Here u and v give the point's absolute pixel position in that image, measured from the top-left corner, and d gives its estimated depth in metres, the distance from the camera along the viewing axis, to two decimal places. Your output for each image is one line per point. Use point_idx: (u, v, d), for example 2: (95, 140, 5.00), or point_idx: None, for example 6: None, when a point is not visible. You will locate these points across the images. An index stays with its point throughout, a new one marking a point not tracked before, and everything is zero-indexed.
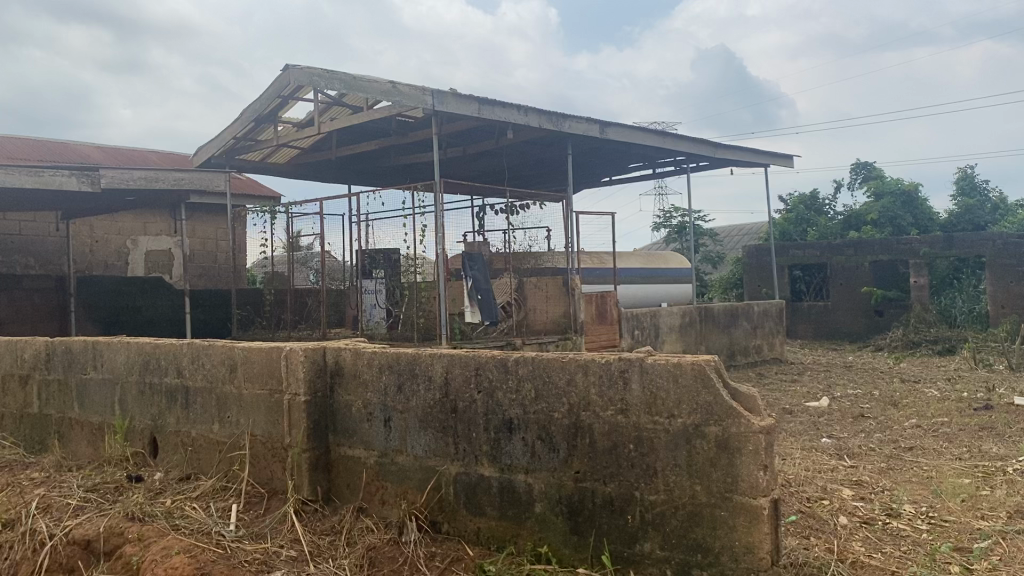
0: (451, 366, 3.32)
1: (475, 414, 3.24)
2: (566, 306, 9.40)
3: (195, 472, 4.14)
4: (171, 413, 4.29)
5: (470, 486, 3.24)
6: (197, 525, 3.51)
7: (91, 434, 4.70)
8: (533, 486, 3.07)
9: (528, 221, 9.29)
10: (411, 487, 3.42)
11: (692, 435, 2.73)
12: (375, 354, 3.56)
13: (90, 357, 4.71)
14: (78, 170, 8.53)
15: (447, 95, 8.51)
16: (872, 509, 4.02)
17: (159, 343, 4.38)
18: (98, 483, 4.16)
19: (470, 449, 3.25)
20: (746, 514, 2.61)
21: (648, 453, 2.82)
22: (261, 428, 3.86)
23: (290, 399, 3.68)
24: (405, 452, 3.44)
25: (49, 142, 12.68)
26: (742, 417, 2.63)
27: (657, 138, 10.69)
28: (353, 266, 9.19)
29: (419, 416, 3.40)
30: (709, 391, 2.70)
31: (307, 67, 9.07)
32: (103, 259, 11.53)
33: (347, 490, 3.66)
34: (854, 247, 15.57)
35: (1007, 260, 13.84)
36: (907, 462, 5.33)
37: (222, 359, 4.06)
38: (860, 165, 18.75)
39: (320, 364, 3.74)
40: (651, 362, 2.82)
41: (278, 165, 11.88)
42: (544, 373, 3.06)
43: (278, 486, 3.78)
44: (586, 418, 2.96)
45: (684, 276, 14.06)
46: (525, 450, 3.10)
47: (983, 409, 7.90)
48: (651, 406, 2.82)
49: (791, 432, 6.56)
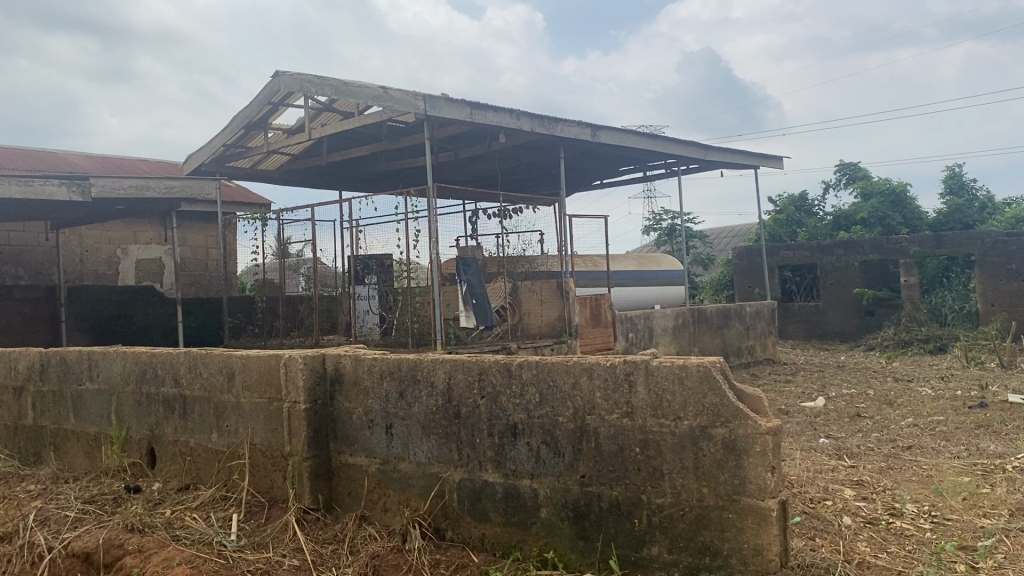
0: (453, 372, 3.29)
1: (478, 420, 3.21)
2: (560, 310, 9.49)
3: (194, 482, 4.09)
4: (169, 422, 4.25)
5: (474, 491, 3.22)
6: (197, 536, 3.48)
7: (88, 444, 4.65)
8: (539, 491, 3.05)
9: (521, 225, 9.22)
10: (414, 494, 3.39)
11: (699, 437, 2.72)
12: (376, 361, 3.53)
13: (86, 366, 4.65)
14: (68, 180, 8.50)
15: (439, 100, 8.52)
16: (875, 509, 4.02)
17: (155, 352, 4.34)
18: (96, 495, 4.10)
19: (474, 455, 3.23)
20: (754, 516, 2.60)
21: (654, 456, 2.81)
22: (260, 436, 3.83)
23: (290, 407, 3.65)
24: (407, 459, 3.41)
25: (37, 151, 12.60)
26: (749, 418, 2.61)
27: (648, 141, 10.72)
28: (343, 273, 9.11)
29: (421, 423, 3.38)
30: (715, 393, 2.69)
31: (298, 73, 9.02)
32: (93, 269, 11.45)
33: (348, 498, 3.61)
34: (844, 248, 15.63)
35: (996, 258, 13.94)
36: (907, 461, 5.33)
37: (220, 367, 4.02)
38: (847, 165, 18.87)
39: (320, 371, 3.70)
40: (657, 365, 2.80)
41: (269, 172, 11.84)
42: (548, 377, 3.04)
43: (278, 495, 3.74)
44: (591, 422, 2.94)
45: (675, 278, 14.09)
46: (529, 455, 3.08)
47: (978, 407, 7.94)
48: (656, 409, 2.81)
49: (789, 432, 6.58)
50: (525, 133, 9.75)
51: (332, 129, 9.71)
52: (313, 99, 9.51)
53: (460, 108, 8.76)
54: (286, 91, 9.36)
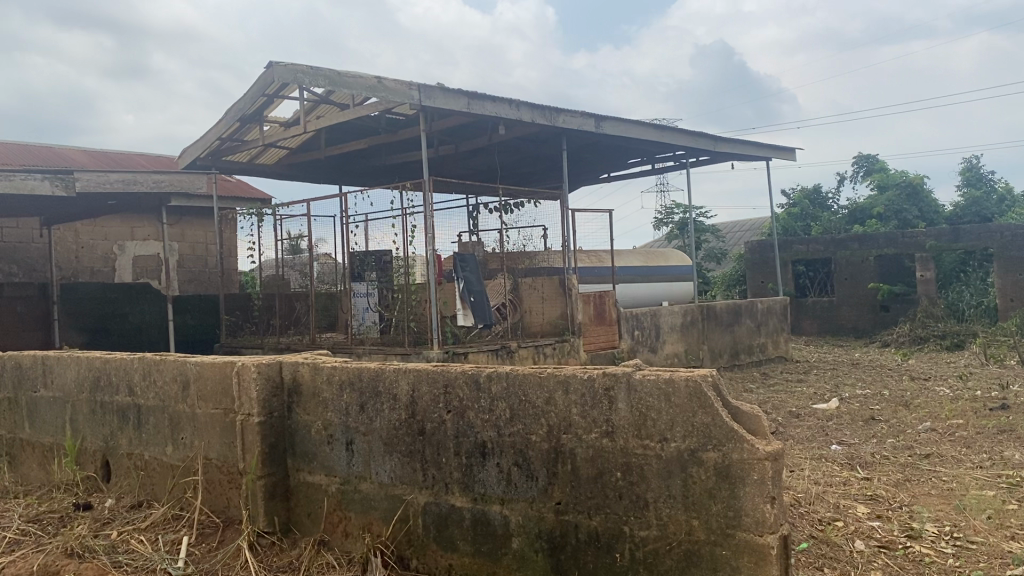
0: (417, 384, 2.95)
1: (444, 437, 2.88)
2: (563, 307, 9.10)
3: (148, 499, 3.80)
4: (123, 434, 3.94)
5: (440, 517, 2.88)
6: (140, 562, 3.19)
7: (42, 456, 4.37)
8: (510, 519, 2.71)
9: (521, 220, 8.77)
10: (377, 518, 3.06)
11: (688, 462, 2.37)
12: (336, 370, 3.19)
13: (40, 373, 4.36)
14: (51, 174, 8.15)
15: (434, 89, 8.15)
16: (890, 530, 3.65)
17: (109, 357, 4.04)
18: (42, 513, 3.85)
19: (439, 476, 2.89)
20: (750, 554, 2.26)
21: (638, 483, 2.46)
22: (216, 450, 3.50)
23: (242, 420, 3.32)
24: (369, 479, 3.08)
25: (33, 146, 12.33)
26: (745, 442, 2.27)
27: (655, 133, 10.32)
28: (342, 268, 8.63)
29: (383, 439, 3.04)
30: (706, 412, 2.34)
31: (290, 63, 8.58)
32: (89, 265, 11.15)
33: (308, 520, 3.29)
34: (858, 242, 15.18)
35: (1016, 252, 13.45)
36: (924, 471, 4.97)
37: (175, 375, 3.70)
38: (864, 157, 18.40)
39: (276, 382, 3.36)
40: (641, 379, 2.45)
41: (267, 166, 11.51)
42: (520, 391, 2.70)
43: (234, 515, 3.43)
44: (567, 442, 2.60)
45: (684, 274, 13.69)
46: (500, 478, 2.74)
47: (999, 409, 7.53)
48: (640, 428, 2.46)
49: (797, 438, 6.20)
50: (525, 124, 9.40)
51: (328, 121, 9.34)
52: (308, 90, 9.15)
53: (456, 99, 8.38)
54: (280, 82, 9.00)
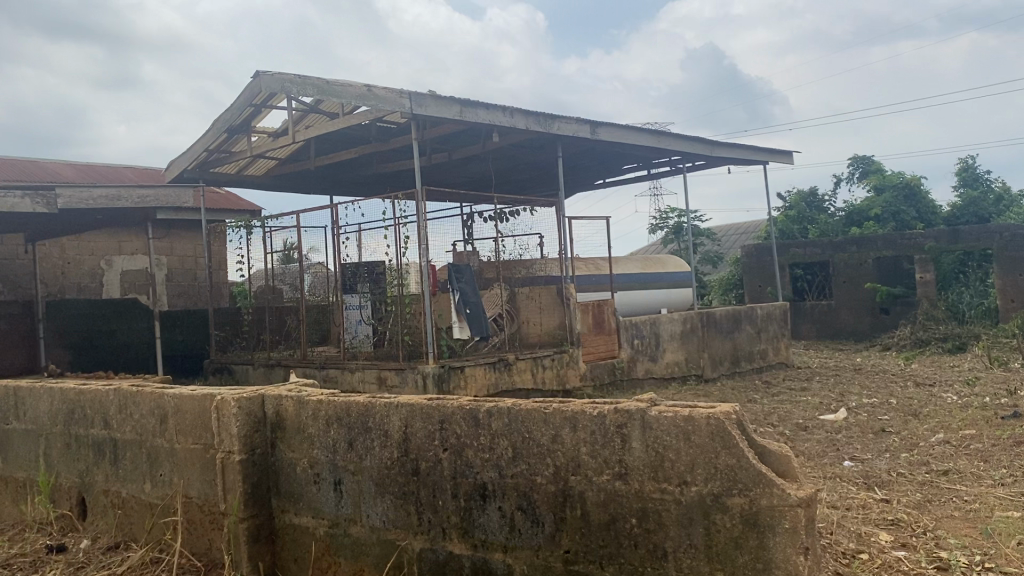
0: (411, 419, 2.72)
1: (440, 477, 2.65)
2: (561, 317, 8.86)
3: (127, 540, 3.56)
4: (99, 470, 3.70)
5: (437, 565, 2.64)
6: None
7: (16, 491, 4.12)
8: (514, 568, 2.47)
9: (518, 228, 8.40)
10: (368, 564, 2.82)
11: (711, 508, 2.14)
12: (322, 405, 2.96)
13: (12, 405, 4.11)
14: (32, 191, 7.83)
15: (426, 97, 7.93)
16: (918, 562, 3.42)
17: (83, 389, 3.79)
18: (13, 557, 3.60)
19: (435, 521, 2.66)
20: None
21: (655, 531, 2.23)
22: (196, 488, 3.27)
23: (223, 458, 3.09)
24: (360, 522, 2.85)
25: (17, 161, 12.06)
26: (774, 487, 2.05)
27: (651, 138, 10.11)
28: (335, 280, 8.32)
29: (375, 479, 2.80)
30: (730, 452, 2.12)
31: (278, 72, 8.35)
32: (76, 281, 10.89)
33: (294, 565, 3.05)
34: (857, 244, 14.96)
35: (1016, 252, 13.27)
36: (944, 490, 4.74)
37: (152, 409, 3.46)
38: (860, 159, 18.17)
39: (258, 417, 3.13)
40: (657, 417, 2.23)
41: (257, 177, 11.27)
42: (523, 428, 2.47)
43: (217, 558, 3.19)
44: (576, 485, 2.37)
45: (683, 280, 13.48)
46: (502, 523, 2.51)
47: (1011, 417, 7.31)
48: (656, 471, 2.23)
49: (808, 453, 6.00)
50: (519, 132, 9.18)
51: (318, 131, 9.12)
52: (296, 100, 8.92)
53: (448, 106, 8.15)
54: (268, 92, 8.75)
